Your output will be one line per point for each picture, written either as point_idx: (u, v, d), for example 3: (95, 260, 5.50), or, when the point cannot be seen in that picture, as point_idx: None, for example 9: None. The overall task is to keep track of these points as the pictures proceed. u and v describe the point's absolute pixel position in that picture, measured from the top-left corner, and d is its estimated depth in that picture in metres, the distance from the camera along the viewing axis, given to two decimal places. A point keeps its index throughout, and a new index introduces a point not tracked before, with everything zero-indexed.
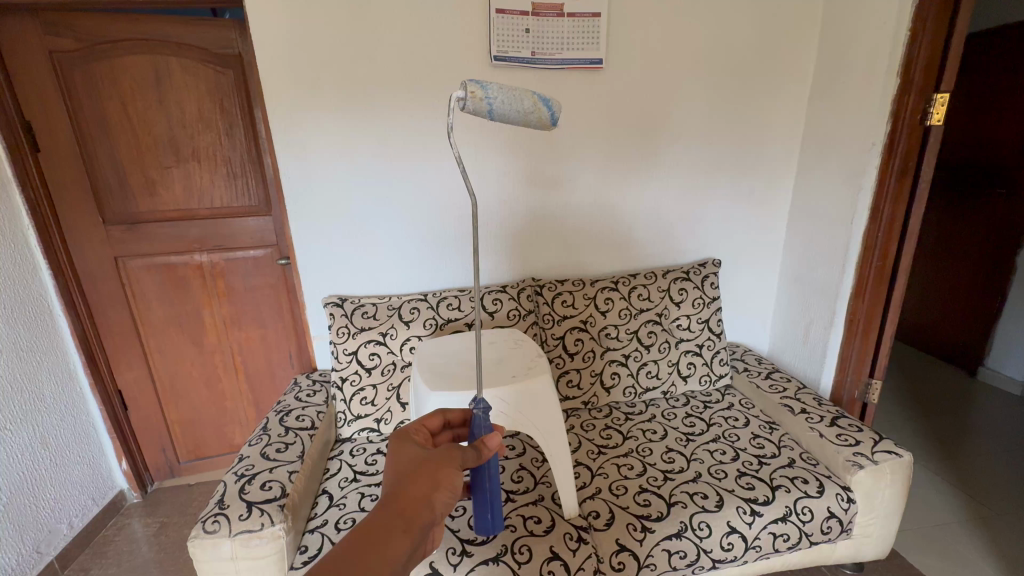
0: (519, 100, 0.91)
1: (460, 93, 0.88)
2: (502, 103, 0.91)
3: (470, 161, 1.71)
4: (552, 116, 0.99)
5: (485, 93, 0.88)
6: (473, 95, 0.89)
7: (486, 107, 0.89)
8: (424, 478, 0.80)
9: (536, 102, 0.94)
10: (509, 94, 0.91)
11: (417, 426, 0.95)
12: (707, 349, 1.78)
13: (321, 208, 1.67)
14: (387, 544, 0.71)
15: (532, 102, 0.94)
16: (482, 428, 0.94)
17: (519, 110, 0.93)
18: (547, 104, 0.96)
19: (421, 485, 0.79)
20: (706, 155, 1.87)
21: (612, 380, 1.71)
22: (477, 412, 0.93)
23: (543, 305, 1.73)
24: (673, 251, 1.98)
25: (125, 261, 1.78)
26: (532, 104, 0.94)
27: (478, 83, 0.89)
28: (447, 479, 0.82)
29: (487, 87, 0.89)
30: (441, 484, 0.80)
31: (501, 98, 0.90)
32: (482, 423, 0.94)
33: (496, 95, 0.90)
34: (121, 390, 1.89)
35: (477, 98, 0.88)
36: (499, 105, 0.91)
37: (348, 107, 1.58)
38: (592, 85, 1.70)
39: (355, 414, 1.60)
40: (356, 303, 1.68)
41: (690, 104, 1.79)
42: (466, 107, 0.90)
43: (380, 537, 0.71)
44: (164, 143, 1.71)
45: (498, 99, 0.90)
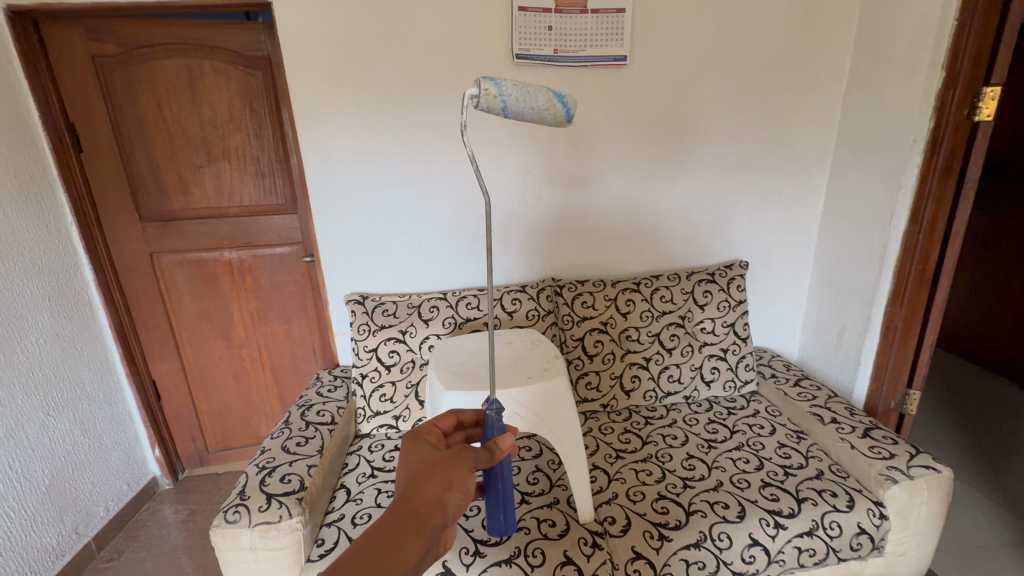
0: (532, 98, 1.01)
1: (476, 91, 0.98)
2: (515, 100, 0.99)
3: (491, 160, 1.70)
4: (566, 113, 1.07)
5: (499, 91, 0.98)
6: (488, 93, 0.98)
7: (500, 103, 0.99)
8: (435, 479, 0.82)
9: (550, 99, 1.03)
10: (521, 92, 1.01)
11: (429, 425, 0.97)
12: (731, 353, 1.73)
13: (344, 206, 1.69)
14: (398, 546, 0.74)
15: (546, 99, 1.03)
16: (494, 428, 0.95)
17: (532, 107, 1.02)
18: (560, 101, 1.04)
19: (433, 486, 0.81)
20: (733, 154, 1.81)
21: (632, 383, 1.68)
22: (489, 414, 0.95)
23: (562, 305, 1.71)
24: (699, 252, 1.92)
25: (159, 257, 1.85)
26: (546, 102, 1.03)
27: (494, 81, 0.99)
28: (459, 479, 0.84)
29: (502, 86, 0.98)
30: (452, 485, 0.83)
31: (514, 95, 0.99)
32: (495, 424, 0.95)
33: (509, 92, 0.99)
34: (155, 381, 1.97)
35: (491, 96, 0.98)
36: (512, 103, 0.99)
37: (371, 106, 1.60)
38: (615, 82, 1.67)
39: (374, 411, 1.62)
40: (376, 300, 1.70)
41: (717, 101, 1.74)
42: (482, 104, 0.99)
43: (392, 539, 0.74)
44: (196, 143, 1.77)
45: (512, 96, 0.99)
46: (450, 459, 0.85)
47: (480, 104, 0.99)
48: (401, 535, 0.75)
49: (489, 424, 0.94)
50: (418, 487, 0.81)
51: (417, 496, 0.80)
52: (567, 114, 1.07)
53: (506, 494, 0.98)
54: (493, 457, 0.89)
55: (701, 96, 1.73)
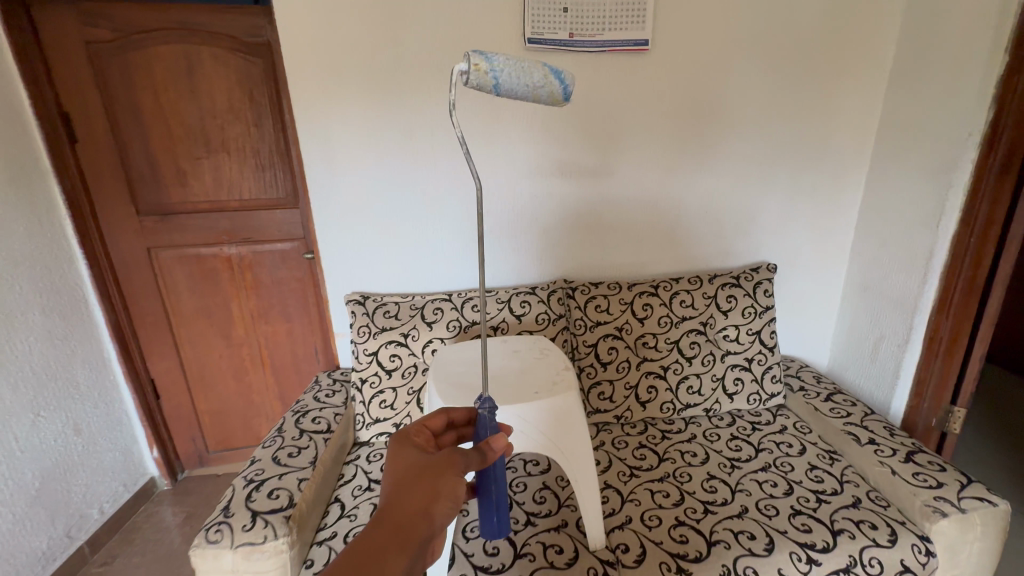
0: (525, 72, 0.96)
1: (466, 67, 0.94)
2: (506, 74, 0.95)
3: (500, 153, 1.60)
4: (562, 90, 1.03)
5: (490, 64, 0.94)
6: (479, 67, 0.94)
7: (490, 80, 0.94)
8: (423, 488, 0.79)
9: (543, 74, 0.98)
10: (515, 68, 0.96)
11: (417, 428, 0.95)
12: (757, 364, 1.60)
13: (346, 201, 1.60)
14: (384, 559, 0.71)
15: (540, 74, 0.98)
16: (485, 431, 0.91)
17: (525, 81, 0.97)
18: (554, 74, 0.99)
19: (420, 496, 0.78)
20: (763, 147, 1.67)
21: (648, 395, 1.57)
22: (482, 413, 0.90)
23: (574, 310, 1.60)
24: (723, 253, 1.80)
25: (157, 251, 1.79)
26: (539, 77, 0.98)
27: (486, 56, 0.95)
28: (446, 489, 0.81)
29: (493, 59, 0.94)
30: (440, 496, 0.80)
31: (506, 68, 0.95)
32: (487, 425, 0.91)
33: (501, 69, 0.94)
34: (153, 379, 1.92)
35: (482, 69, 0.94)
36: (505, 78, 0.95)
37: (373, 94, 1.50)
38: (636, 69, 1.55)
39: (374, 418, 1.53)
40: (378, 300, 1.61)
41: (747, 90, 1.60)
42: (471, 80, 0.95)
43: (378, 553, 0.71)
44: (195, 134, 1.69)
45: (503, 70, 0.95)
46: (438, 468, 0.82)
47: (470, 82, 0.95)
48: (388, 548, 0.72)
49: (480, 426, 0.90)
50: (405, 497, 0.78)
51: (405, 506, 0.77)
52: (564, 90, 1.02)
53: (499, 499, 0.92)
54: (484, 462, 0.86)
55: (729, 85, 1.59)
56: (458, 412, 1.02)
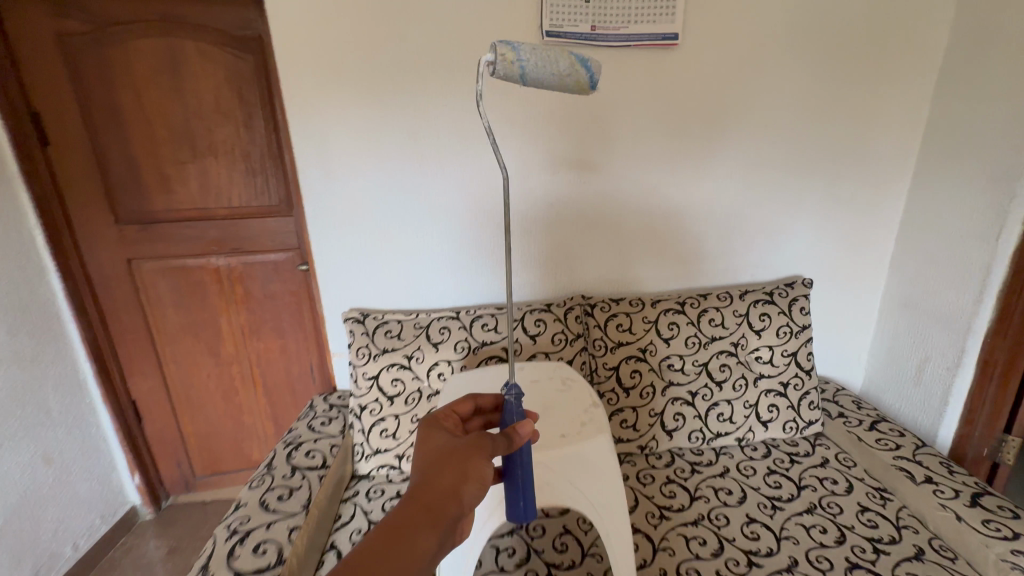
0: (554, 62, 0.84)
1: (491, 56, 0.81)
2: (534, 65, 0.82)
3: (513, 158, 1.47)
4: (590, 81, 0.90)
5: (515, 54, 0.81)
6: (503, 58, 0.82)
7: (518, 71, 0.82)
8: (452, 469, 0.77)
9: (572, 64, 0.86)
10: (542, 56, 0.83)
11: (447, 414, 0.96)
12: (792, 388, 1.47)
13: (343, 210, 1.47)
14: (414, 538, 0.69)
15: (568, 63, 0.86)
16: (512, 415, 0.87)
17: (553, 72, 0.84)
18: (584, 66, 0.87)
19: (449, 476, 0.76)
20: (798, 152, 1.54)
21: (674, 423, 1.43)
22: (508, 398, 0.86)
23: (594, 329, 1.47)
24: (752, 266, 1.66)
25: (138, 263, 1.64)
26: (568, 66, 0.86)
27: (510, 46, 0.83)
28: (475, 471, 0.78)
29: (518, 49, 0.82)
30: (470, 477, 0.77)
31: (533, 58, 0.82)
32: (513, 409, 0.86)
33: (529, 57, 0.82)
34: (135, 400, 1.77)
35: (508, 61, 0.81)
36: (533, 68, 0.82)
37: (374, 93, 1.36)
38: (664, 66, 1.41)
39: (374, 449, 1.39)
40: (378, 318, 1.47)
41: (783, 89, 1.47)
42: (498, 71, 0.83)
43: (408, 531, 0.69)
44: (179, 136, 1.55)
45: (531, 61, 0.82)
46: (468, 450, 0.79)
47: (496, 74, 0.83)
48: (418, 527, 0.70)
49: (507, 410, 0.86)
50: (434, 477, 0.76)
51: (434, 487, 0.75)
52: (592, 82, 0.90)
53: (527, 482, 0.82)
54: (512, 445, 0.82)
55: (764, 84, 1.46)
56: (487, 397, 1.01)
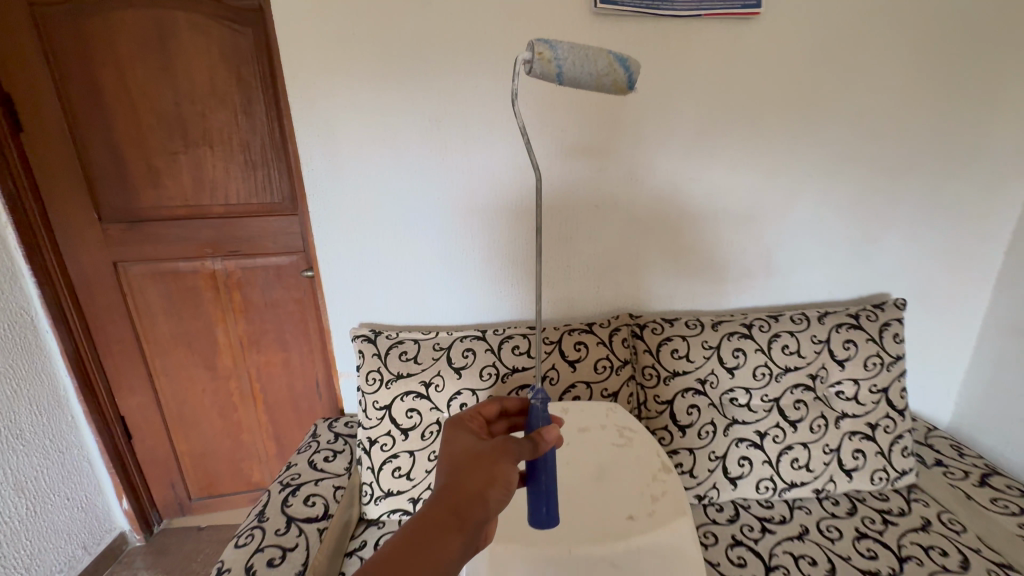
0: (592, 61, 0.69)
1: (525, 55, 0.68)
2: (572, 65, 0.68)
3: (554, 151, 1.22)
4: (629, 80, 0.74)
5: (552, 52, 0.67)
6: (537, 57, 0.68)
7: (555, 72, 0.68)
8: (477, 472, 0.71)
9: (611, 62, 0.71)
10: (582, 53, 0.69)
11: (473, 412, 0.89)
12: (882, 431, 1.23)
13: (353, 211, 1.25)
14: (439, 542, 0.64)
15: (606, 61, 0.71)
16: (538, 418, 0.77)
17: (591, 72, 0.70)
18: (624, 65, 0.72)
19: (476, 478, 0.70)
20: (893, 149, 1.29)
21: (739, 469, 1.20)
22: (533, 402, 0.76)
23: (644, 355, 1.25)
24: (833, 283, 1.39)
25: (125, 266, 1.46)
26: (609, 65, 0.71)
27: (540, 41, 0.68)
28: (500, 476, 0.72)
29: (553, 46, 0.67)
30: (496, 481, 0.71)
31: (571, 58, 0.68)
32: (540, 413, 0.76)
33: (568, 56, 0.68)
34: (124, 417, 1.60)
35: (542, 61, 0.67)
36: (572, 69, 0.68)
37: (392, 74, 1.15)
38: (738, 42, 1.17)
39: (385, 490, 1.20)
40: (392, 337, 1.27)
41: (879, 73, 1.22)
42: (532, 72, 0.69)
43: (433, 534, 0.64)
44: (169, 122, 1.36)
45: (568, 60, 0.68)
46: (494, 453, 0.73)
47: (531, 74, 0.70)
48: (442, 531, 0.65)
49: (532, 414, 0.76)
50: (461, 479, 0.70)
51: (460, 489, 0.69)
52: (632, 82, 0.74)
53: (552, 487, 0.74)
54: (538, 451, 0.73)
55: (856, 65, 1.21)
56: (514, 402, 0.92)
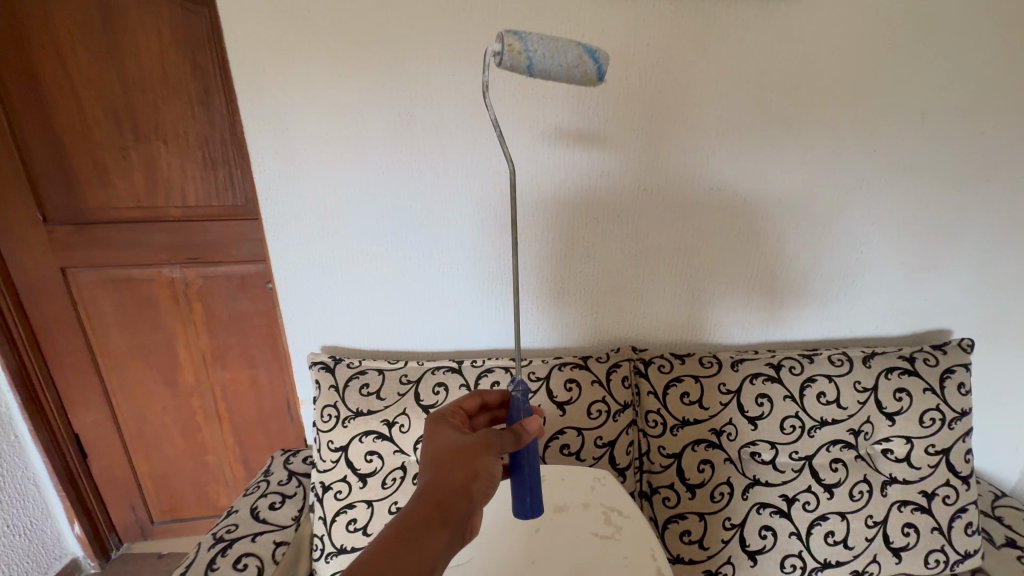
0: (563, 52, 0.64)
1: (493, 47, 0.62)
2: (544, 57, 0.62)
3: (547, 152, 1.03)
4: (601, 73, 0.68)
5: (522, 43, 0.62)
6: (507, 50, 0.62)
7: (527, 65, 0.62)
8: (459, 465, 0.61)
9: (581, 55, 0.66)
10: (554, 45, 0.64)
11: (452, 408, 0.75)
12: (940, 502, 1.00)
13: (311, 218, 1.07)
14: (421, 546, 0.54)
15: (577, 53, 0.65)
16: (518, 410, 0.71)
17: (562, 63, 0.64)
18: (595, 57, 0.66)
19: (460, 470, 0.60)
20: (963, 157, 1.05)
21: (761, 542, 0.99)
22: (513, 393, 0.71)
23: (648, 398, 1.05)
24: (881, 315, 1.17)
25: (74, 273, 1.33)
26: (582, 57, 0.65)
27: (509, 32, 0.63)
28: (485, 467, 0.62)
29: (523, 37, 0.62)
30: (481, 473, 0.61)
31: (542, 49, 0.62)
32: (521, 405, 0.71)
33: (540, 47, 0.62)
34: (78, 435, 1.48)
35: (512, 52, 0.61)
36: (543, 61, 0.63)
37: (354, 57, 0.96)
38: (774, 24, 0.96)
39: (337, 546, 1.01)
40: (353, 366, 1.09)
41: (950, 64, 0.99)
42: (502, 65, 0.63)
43: (413, 537, 0.54)
44: (117, 114, 1.22)
45: (538, 51, 0.62)
46: (476, 444, 0.63)
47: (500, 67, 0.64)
48: (423, 534, 0.55)
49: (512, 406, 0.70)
50: (440, 473, 0.60)
51: (440, 485, 0.59)
52: (603, 74, 0.68)
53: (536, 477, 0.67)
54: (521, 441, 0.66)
55: (922, 54, 0.99)
56: (495, 395, 0.79)
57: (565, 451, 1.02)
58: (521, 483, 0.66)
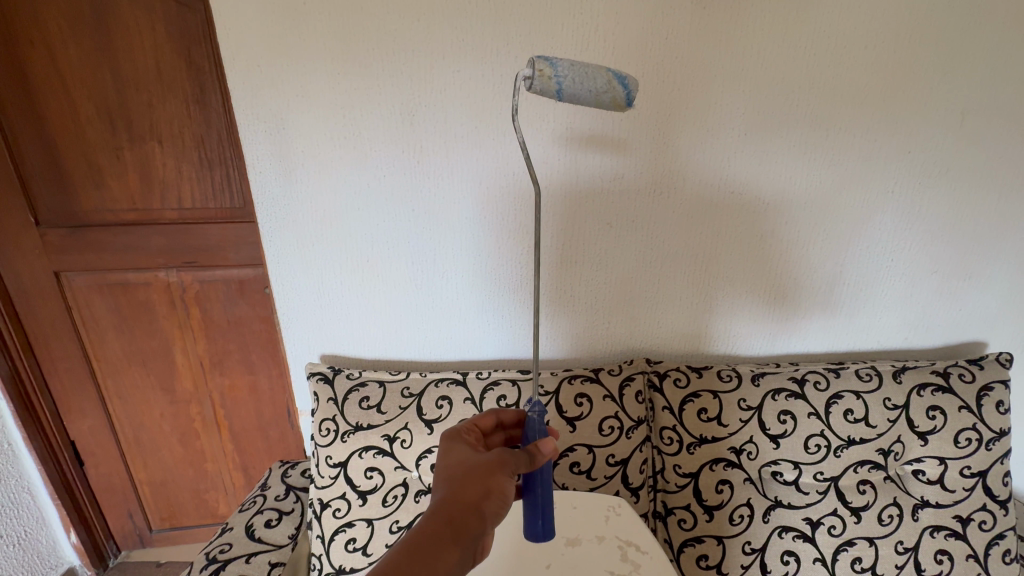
0: (592, 77, 0.63)
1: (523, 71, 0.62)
2: (573, 82, 0.62)
3: (559, 153, 0.97)
4: (631, 100, 0.67)
5: (552, 68, 0.61)
6: (537, 74, 0.62)
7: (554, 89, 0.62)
8: (472, 482, 0.57)
9: (610, 80, 0.64)
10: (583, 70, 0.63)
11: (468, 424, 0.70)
12: (976, 528, 0.94)
13: (310, 223, 1.03)
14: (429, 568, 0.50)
15: (607, 78, 0.64)
16: (534, 430, 0.65)
17: (590, 88, 0.63)
18: (624, 83, 0.65)
19: (474, 486, 0.57)
20: (1003, 159, 0.99)
21: (783, 567, 0.93)
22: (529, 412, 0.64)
23: (663, 414, 0.99)
24: (910, 326, 1.10)
25: (68, 276, 1.29)
26: (611, 84, 0.64)
27: (539, 58, 0.63)
28: (498, 486, 0.57)
29: (553, 62, 0.62)
30: (494, 492, 0.57)
31: (570, 73, 0.62)
32: (536, 424, 0.65)
33: (569, 72, 0.62)
34: (74, 442, 1.45)
35: (541, 78, 0.61)
36: (572, 85, 0.62)
37: (353, 54, 0.91)
38: (803, 16, 0.89)
39: (336, 566, 0.97)
40: (353, 378, 1.04)
41: (993, 59, 0.92)
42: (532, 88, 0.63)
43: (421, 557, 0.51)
44: (109, 112, 1.17)
45: (567, 76, 0.62)
46: (489, 461, 0.59)
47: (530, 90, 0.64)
48: (433, 552, 0.51)
49: (528, 426, 0.65)
50: (451, 489, 0.56)
51: (451, 503, 0.55)
52: (633, 100, 0.67)
53: (549, 499, 0.62)
54: (536, 462, 0.61)
55: (962, 48, 0.92)
56: (511, 412, 0.74)
57: (575, 469, 0.97)
58: (533, 505, 0.61)
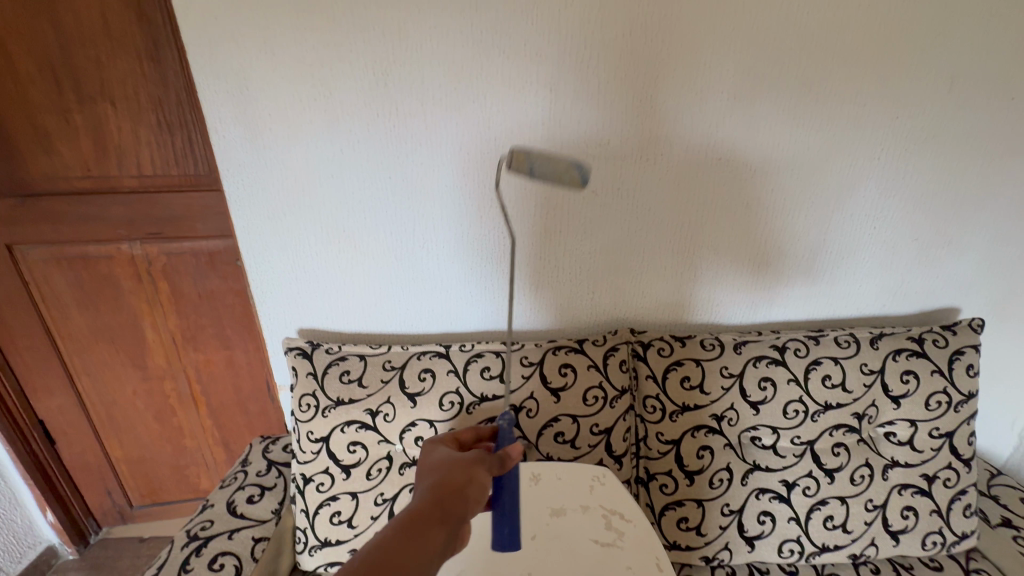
0: (556, 165, 0.75)
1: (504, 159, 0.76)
2: (540, 166, 0.75)
3: (542, 117, 0.93)
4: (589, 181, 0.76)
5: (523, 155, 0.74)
6: (513, 160, 0.75)
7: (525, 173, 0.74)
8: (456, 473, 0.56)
9: (572, 168, 0.74)
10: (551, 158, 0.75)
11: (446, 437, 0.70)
12: (941, 486, 0.98)
13: (282, 193, 0.97)
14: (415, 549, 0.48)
15: (567, 166, 0.74)
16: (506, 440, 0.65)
17: (554, 172, 0.75)
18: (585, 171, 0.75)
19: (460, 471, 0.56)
20: (988, 124, 0.98)
21: (758, 527, 0.97)
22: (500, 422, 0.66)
23: (647, 382, 1.00)
24: (888, 293, 1.12)
25: (22, 250, 1.22)
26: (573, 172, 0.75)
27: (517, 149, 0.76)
28: (480, 478, 0.57)
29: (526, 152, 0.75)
30: (477, 481, 0.56)
31: (539, 161, 0.74)
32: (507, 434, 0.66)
33: (537, 162, 0.75)
34: (43, 422, 1.40)
35: (515, 161, 0.74)
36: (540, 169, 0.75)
37: (320, 7, 0.84)
38: None
39: (322, 538, 0.97)
40: (332, 352, 1.02)
41: (986, 19, 0.90)
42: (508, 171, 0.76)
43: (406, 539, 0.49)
44: (52, 69, 1.07)
45: (536, 162, 0.75)
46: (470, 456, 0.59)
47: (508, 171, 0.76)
48: (420, 531, 0.50)
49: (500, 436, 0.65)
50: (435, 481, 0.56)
51: (435, 490, 0.54)
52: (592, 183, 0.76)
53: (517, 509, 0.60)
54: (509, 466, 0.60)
55: (957, 7, 0.89)
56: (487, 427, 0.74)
57: (559, 438, 0.98)
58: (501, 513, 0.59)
